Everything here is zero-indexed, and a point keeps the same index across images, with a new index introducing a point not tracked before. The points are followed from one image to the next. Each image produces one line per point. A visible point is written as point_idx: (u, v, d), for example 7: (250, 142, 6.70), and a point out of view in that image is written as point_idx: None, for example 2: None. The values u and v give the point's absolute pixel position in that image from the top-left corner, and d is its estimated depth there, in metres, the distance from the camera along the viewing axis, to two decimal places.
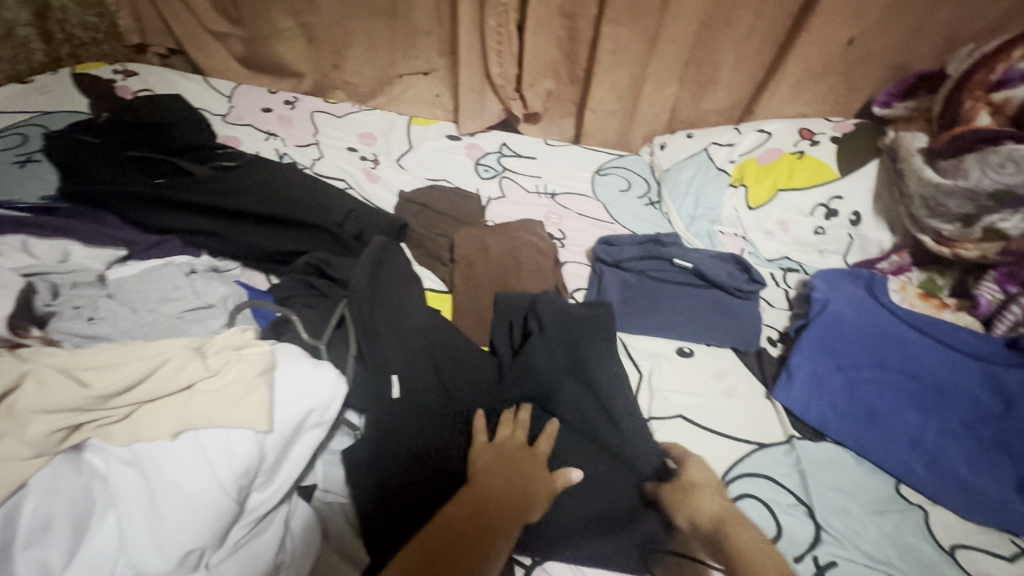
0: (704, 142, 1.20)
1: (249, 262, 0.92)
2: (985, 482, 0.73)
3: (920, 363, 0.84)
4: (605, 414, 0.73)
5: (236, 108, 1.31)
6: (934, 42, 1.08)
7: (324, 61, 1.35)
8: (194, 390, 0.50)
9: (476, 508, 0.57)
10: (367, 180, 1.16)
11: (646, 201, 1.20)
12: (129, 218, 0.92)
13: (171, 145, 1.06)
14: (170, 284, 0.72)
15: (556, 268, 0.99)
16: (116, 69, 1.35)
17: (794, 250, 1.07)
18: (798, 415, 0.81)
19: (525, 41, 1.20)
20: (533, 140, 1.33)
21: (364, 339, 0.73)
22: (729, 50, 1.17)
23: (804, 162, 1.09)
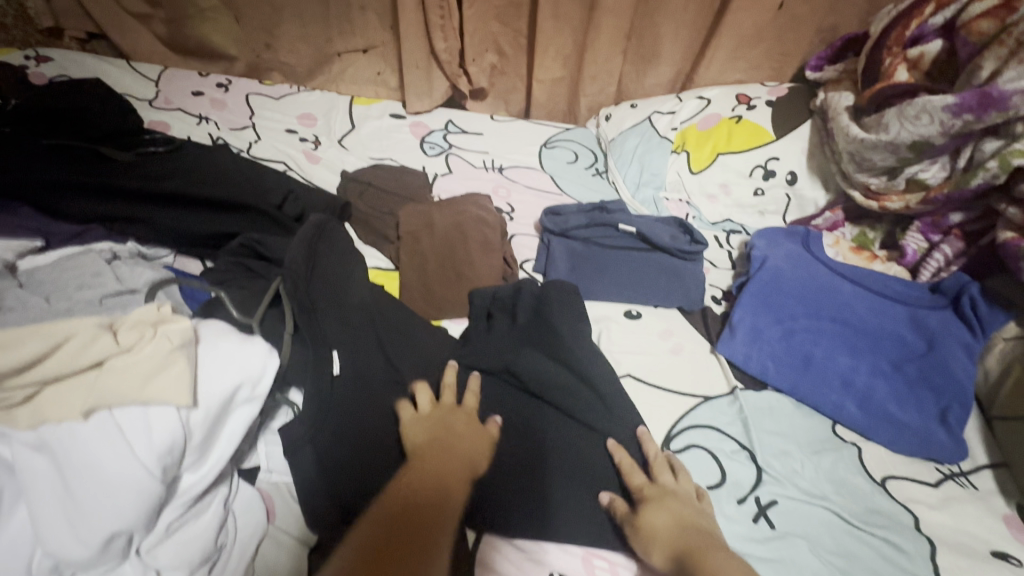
0: (647, 111, 1.22)
1: (183, 248, 0.88)
2: (912, 416, 0.77)
3: (851, 310, 0.88)
4: (549, 374, 0.73)
5: (164, 92, 1.24)
6: (859, 5, 1.11)
7: (257, 41, 1.30)
8: (105, 367, 0.47)
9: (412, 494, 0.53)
10: (308, 161, 1.13)
11: (593, 172, 1.20)
12: (44, 207, 0.86)
13: (91, 131, 1.00)
14: (89, 271, 0.69)
15: (504, 240, 0.99)
16: (28, 54, 1.26)
17: (736, 212, 1.10)
18: (740, 366, 0.83)
19: (464, 13, 1.18)
20: (480, 117, 1.32)
21: (302, 316, 0.71)
22: (667, 18, 1.18)
23: (742, 126, 1.11)
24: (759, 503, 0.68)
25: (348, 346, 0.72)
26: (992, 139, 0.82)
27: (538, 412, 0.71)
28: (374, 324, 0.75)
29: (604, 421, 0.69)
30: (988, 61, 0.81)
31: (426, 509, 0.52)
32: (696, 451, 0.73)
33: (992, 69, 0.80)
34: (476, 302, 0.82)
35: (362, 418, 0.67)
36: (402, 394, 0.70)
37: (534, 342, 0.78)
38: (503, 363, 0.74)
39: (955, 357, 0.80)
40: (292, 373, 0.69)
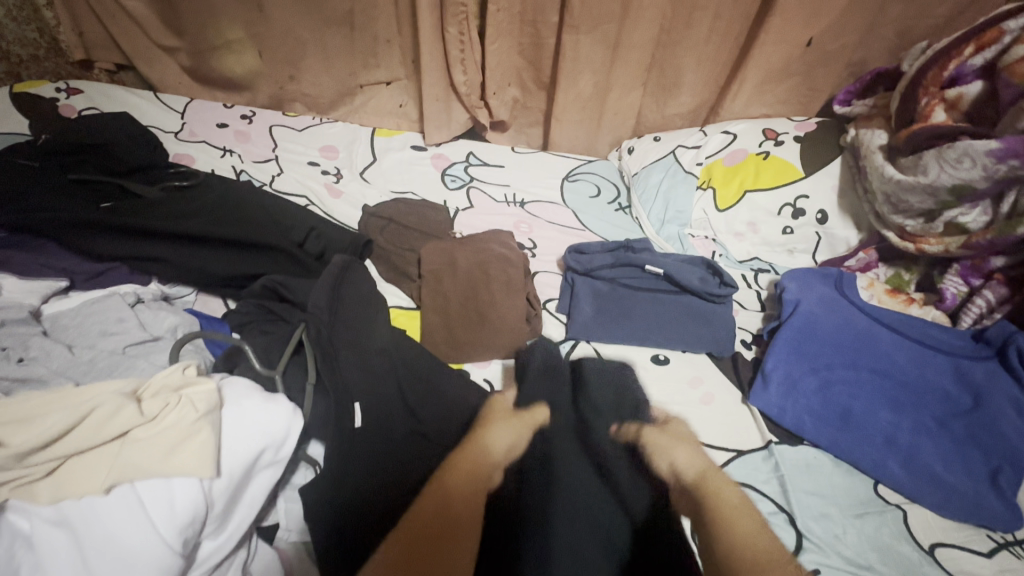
0: (671, 145, 1.20)
1: (205, 287, 0.87)
2: (960, 478, 0.73)
3: (890, 361, 0.84)
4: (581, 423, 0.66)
5: (190, 124, 1.26)
6: (888, 40, 1.10)
7: (278, 73, 1.31)
8: (128, 439, 0.46)
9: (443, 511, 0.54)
10: (330, 195, 1.12)
11: (616, 206, 1.19)
12: (68, 245, 0.85)
13: (118, 167, 1.01)
14: (112, 317, 0.68)
15: (527, 279, 0.97)
16: (59, 86, 1.28)
17: (764, 250, 1.08)
18: (774, 419, 0.80)
19: (487, 48, 1.18)
20: (501, 149, 1.31)
21: (324, 363, 0.70)
22: (690, 53, 1.16)
23: (770, 162, 1.09)
24: None
25: (371, 397, 0.70)
26: None
27: (572, 454, 0.61)
28: (395, 372, 0.73)
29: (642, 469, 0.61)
30: None
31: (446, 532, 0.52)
32: None
33: None
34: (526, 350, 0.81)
35: (382, 472, 0.64)
36: (422, 445, 0.67)
37: (563, 380, 0.73)
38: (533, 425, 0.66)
39: (1004, 414, 0.76)
40: (316, 424, 0.67)
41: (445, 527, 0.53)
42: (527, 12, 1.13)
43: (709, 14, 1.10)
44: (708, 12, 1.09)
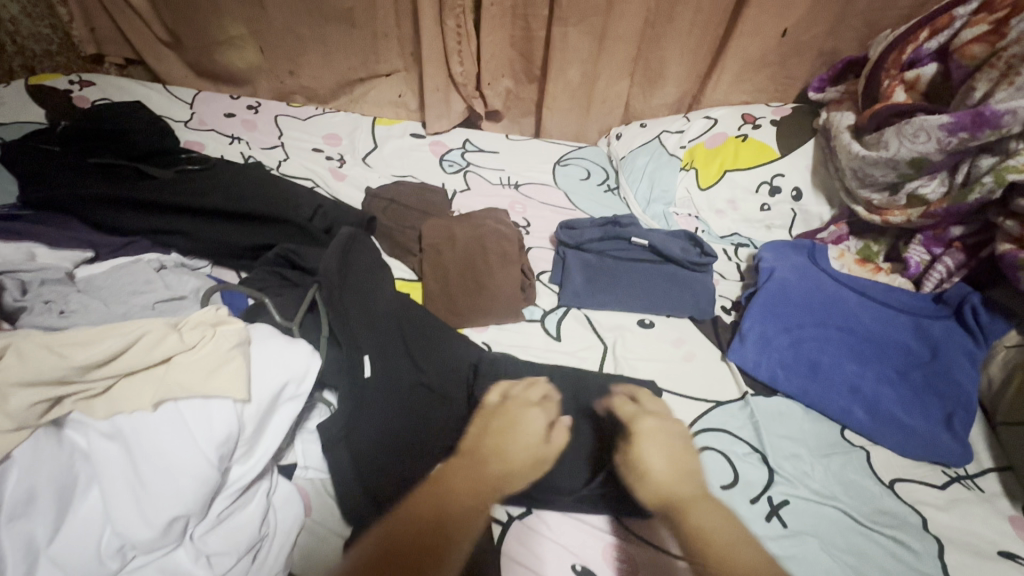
0: (657, 130, 1.27)
1: (220, 259, 0.94)
2: (917, 421, 0.79)
3: (857, 320, 0.91)
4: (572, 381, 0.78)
5: (198, 113, 1.32)
6: (857, 30, 1.17)
7: (279, 68, 1.36)
8: (172, 363, 0.51)
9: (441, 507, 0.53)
10: (334, 179, 1.19)
11: (605, 188, 1.26)
12: (92, 221, 0.92)
13: (134, 151, 1.07)
14: (141, 279, 0.74)
15: (521, 252, 1.04)
16: (73, 79, 1.34)
17: (743, 226, 1.15)
18: (750, 373, 0.87)
19: (481, 40, 1.25)
20: (496, 136, 1.38)
21: (335, 321, 0.76)
22: (674, 45, 1.24)
23: (748, 144, 1.16)
24: (771, 502, 0.71)
25: (378, 352, 0.76)
26: (987, 156, 0.86)
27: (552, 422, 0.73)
28: (399, 332, 0.79)
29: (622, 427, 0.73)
30: (981, 83, 0.85)
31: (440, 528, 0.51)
32: (708, 453, 0.76)
33: (983, 92, 0.85)
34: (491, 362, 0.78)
35: (395, 417, 0.71)
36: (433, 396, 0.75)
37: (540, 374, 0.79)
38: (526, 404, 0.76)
39: (959, 364, 0.83)
40: (330, 372, 0.73)
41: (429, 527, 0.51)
42: (519, 6, 1.20)
43: (690, 7, 1.17)
44: (689, 6, 1.17)
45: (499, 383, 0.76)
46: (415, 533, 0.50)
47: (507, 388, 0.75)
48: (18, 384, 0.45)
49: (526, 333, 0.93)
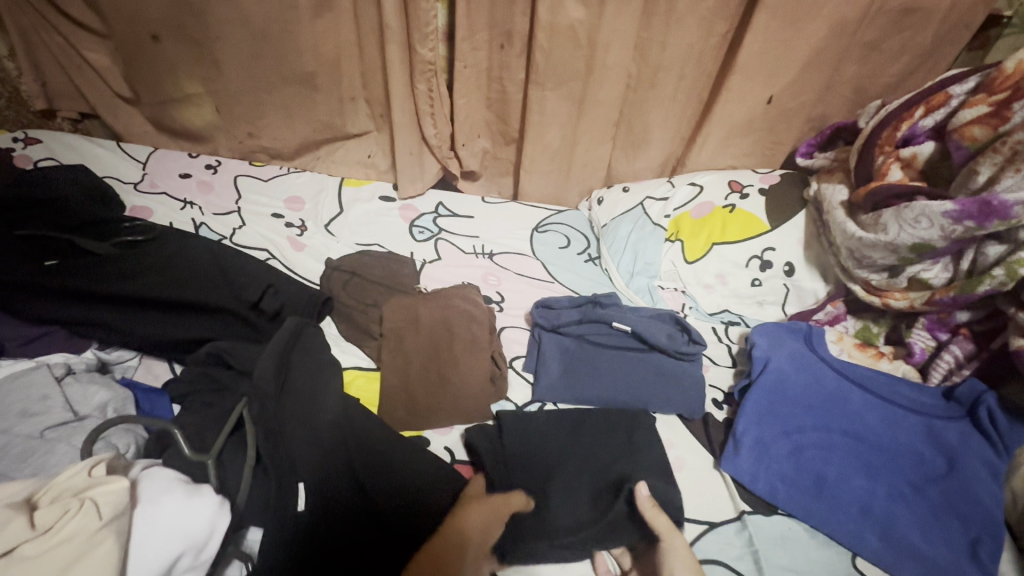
0: (640, 196, 1.20)
1: (148, 351, 0.83)
2: (938, 550, 0.70)
3: (863, 423, 0.81)
4: (588, 431, 0.79)
5: (151, 175, 1.23)
6: (845, 96, 1.13)
7: (239, 129, 1.28)
8: (13, 556, 0.42)
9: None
10: (292, 249, 1.10)
11: (585, 257, 1.18)
12: (3, 307, 0.81)
13: (68, 223, 0.98)
14: (35, 394, 0.63)
15: (492, 336, 0.94)
16: (16, 136, 1.25)
17: (733, 302, 1.07)
18: (747, 486, 0.77)
19: (455, 102, 1.19)
20: (471, 198, 1.30)
21: (267, 445, 0.66)
22: (657, 110, 1.18)
23: (736, 215, 1.09)
24: None
25: (315, 477, 0.64)
26: (994, 244, 0.80)
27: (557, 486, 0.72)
28: (343, 444, 0.68)
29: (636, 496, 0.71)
30: (984, 167, 0.80)
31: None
32: None
33: (988, 176, 0.79)
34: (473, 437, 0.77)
35: (342, 551, 0.60)
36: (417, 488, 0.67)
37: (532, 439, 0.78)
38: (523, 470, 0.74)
39: (979, 479, 0.74)
40: (266, 500, 0.63)
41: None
42: (494, 69, 1.14)
43: (673, 74, 1.12)
44: (672, 72, 1.12)
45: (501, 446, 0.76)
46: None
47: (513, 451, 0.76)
48: None
49: None
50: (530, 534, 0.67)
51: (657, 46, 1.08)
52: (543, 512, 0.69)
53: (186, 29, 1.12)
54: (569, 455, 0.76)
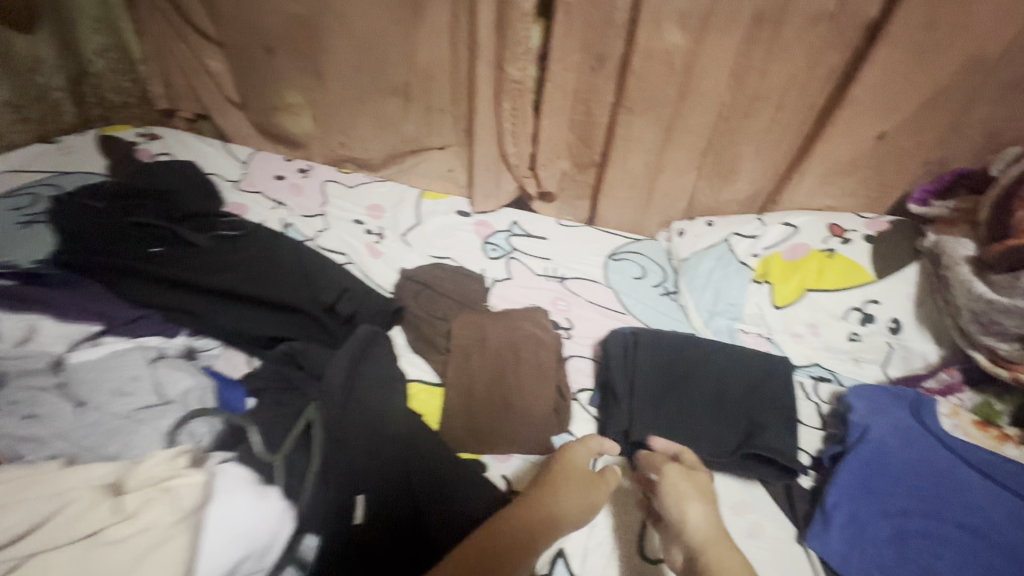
0: (725, 231, 1.12)
1: (228, 343, 0.86)
2: None
3: (981, 516, 0.70)
4: (717, 376, 0.83)
5: (249, 175, 1.31)
6: (974, 139, 1.01)
7: (332, 138, 1.34)
8: (98, 539, 0.50)
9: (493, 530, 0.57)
10: (369, 255, 1.12)
11: (662, 289, 1.12)
12: (116, 289, 0.89)
13: (175, 215, 1.06)
14: (127, 375, 0.67)
15: (559, 363, 0.91)
16: (140, 132, 1.38)
17: (825, 356, 0.97)
18: (837, 570, 0.69)
19: (538, 122, 1.17)
20: (545, 220, 1.28)
21: (327, 449, 0.65)
22: (750, 141, 1.11)
23: (835, 261, 1.00)
24: None
25: (371, 490, 0.63)
26: None
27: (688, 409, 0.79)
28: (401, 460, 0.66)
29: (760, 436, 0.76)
30: None
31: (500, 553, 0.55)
32: None
33: None
34: (615, 340, 0.89)
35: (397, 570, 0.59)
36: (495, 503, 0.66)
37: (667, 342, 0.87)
38: (654, 370, 0.84)
39: None
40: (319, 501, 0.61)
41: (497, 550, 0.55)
42: (581, 91, 1.11)
43: (772, 104, 1.04)
44: (771, 103, 1.04)
45: (634, 357, 0.85)
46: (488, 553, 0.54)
47: (643, 378, 0.82)
48: None
49: None
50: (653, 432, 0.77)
51: (757, 75, 1.01)
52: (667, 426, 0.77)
53: (296, 42, 1.19)
54: (702, 401, 0.80)
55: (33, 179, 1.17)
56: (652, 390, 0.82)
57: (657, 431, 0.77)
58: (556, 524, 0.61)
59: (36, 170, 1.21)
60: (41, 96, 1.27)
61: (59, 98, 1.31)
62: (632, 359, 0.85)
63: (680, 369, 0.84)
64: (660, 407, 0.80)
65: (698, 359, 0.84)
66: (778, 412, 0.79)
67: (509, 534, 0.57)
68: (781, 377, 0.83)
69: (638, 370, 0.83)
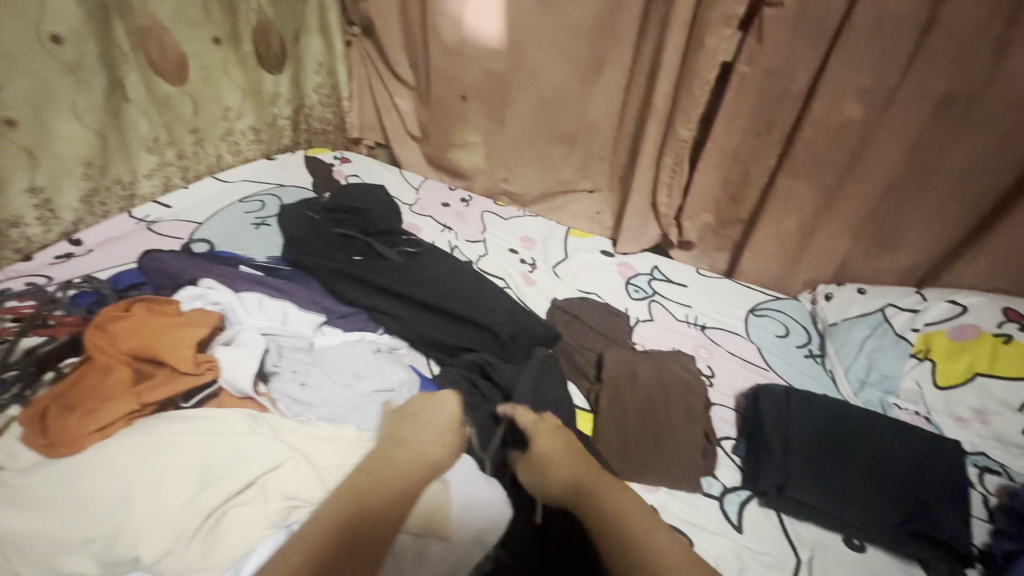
0: (881, 301, 1.12)
1: (416, 345, 1.01)
2: None
3: None
4: (878, 446, 0.83)
5: (421, 199, 1.51)
6: None
7: (497, 172, 1.51)
8: None
9: (386, 477, 0.63)
10: (525, 283, 1.25)
11: (805, 351, 1.12)
12: (332, 289, 1.08)
13: (370, 229, 1.23)
14: (361, 362, 0.87)
15: (705, 409, 0.95)
16: (336, 156, 1.63)
17: (994, 447, 0.93)
18: None
19: (693, 177, 1.25)
20: (685, 268, 1.34)
21: (405, 426, 0.71)
22: (919, 216, 1.09)
23: (1013, 348, 0.95)
24: None
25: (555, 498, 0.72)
26: None
27: (845, 474, 0.81)
28: None
29: (926, 516, 0.76)
30: None
31: (384, 494, 0.61)
32: None
33: None
34: (765, 394, 0.93)
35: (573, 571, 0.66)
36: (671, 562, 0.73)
37: (822, 405, 0.90)
38: (808, 428, 0.86)
39: None
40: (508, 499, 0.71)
41: (376, 491, 0.61)
42: (743, 153, 1.17)
43: (952, 182, 1.03)
44: (949, 180, 1.03)
45: (787, 413, 0.89)
46: (368, 488, 0.61)
47: (799, 436, 0.85)
48: (283, 488, 0.67)
49: (701, 510, 0.83)
50: (807, 491, 0.80)
51: (939, 154, 1.01)
52: (822, 487, 0.80)
53: (489, 93, 1.39)
54: (861, 469, 0.81)
55: (260, 189, 1.43)
56: (811, 453, 0.83)
57: (812, 490, 0.79)
58: (425, 467, 0.66)
59: (261, 181, 1.47)
60: (272, 122, 1.56)
61: (283, 124, 1.59)
62: (779, 415, 0.89)
63: (837, 434, 0.85)
64: (819, 470, 0.81)
65: (858, 428, 0.86)
66: (947, 494, 0.78)
67: (392, 481, 0.63)
68: (949, 460, 0.82)
69: (790, 426, 0.87)
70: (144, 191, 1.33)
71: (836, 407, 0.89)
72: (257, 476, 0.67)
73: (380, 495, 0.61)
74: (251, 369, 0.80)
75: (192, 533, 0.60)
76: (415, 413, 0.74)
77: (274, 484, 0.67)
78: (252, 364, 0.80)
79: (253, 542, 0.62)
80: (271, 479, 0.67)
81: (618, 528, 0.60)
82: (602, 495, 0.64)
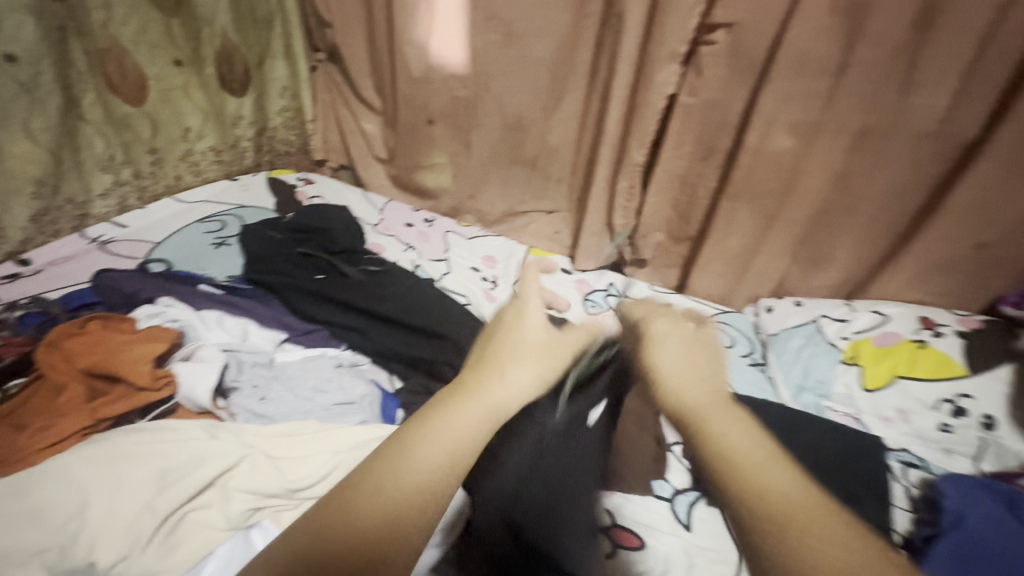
0: (815, 313, 1.23)
1: (377, 360, 1.02)
2: None
3: None
4: (812, 446, 0.90)
5: (385, 220, 1.53)
6: None
7: (462, 191, 1.55)
8: None
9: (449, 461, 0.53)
10: (486, 300, 1.29)
11: (749, 360, 1.17)
12: (293, 306, 1.09)
13: (333, 248, 1.24)
14: (324, 377, 0.89)
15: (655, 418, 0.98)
16: (299, 177, 1.63)
17: (915, 443, 1.01)
18: None
19: (644, 199, 1.33)
20: (640, 284, 1.41)
21: (469, 377, 0.62)
22: (846, 235, 1.20)
23: (927, 352, 1.07)
24: None
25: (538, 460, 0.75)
26: None
27: None
28: (573, 490, 0.74)
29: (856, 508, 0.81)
30: None
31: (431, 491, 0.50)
32: None
33: None
34: None
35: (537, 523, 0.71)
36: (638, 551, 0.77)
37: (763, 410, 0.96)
38: None
39: None
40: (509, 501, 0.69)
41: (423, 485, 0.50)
42: (689, 177, 1.27)
43: (870, 204, 1.14)
44: (869, 202, 1.14)
45: None
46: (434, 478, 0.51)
47: None
48: (240, 488, 0.69)
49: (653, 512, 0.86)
50: None
51: (860, 178, 1.12)
52: None
53: (455, 118, 1.45)
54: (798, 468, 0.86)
55: (220, 209, 1.43)
56: None
57: None
58: (476, 440, 0.55)
59: (221, 201, 1.47)
60: (235, 144, 1.57)
61: (245, 146, 1.60)
62: None
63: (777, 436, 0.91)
64: None
65: (794, 429, 0.93)
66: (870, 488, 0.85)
67: (448, 464, 0.52)
68: (873, 457, 0.89)
69: None
70: (98, 211, 1.32)
71: (775, 412, 0.96)
72: (214, 478, 0.69)
73: (428, 486, 0.50)
74: (210, 383, 0.81)
75: (148, 539, 0.62)
76: (480, 376, 0.62)
77: (232, 484, 0.69)
78: (211, 377, 0.81)
79: (212, 542, 0.65)
80: (229, 478, 0.69)
81: (723, 454, 0.52)
82: (706, 410, 0.57)
